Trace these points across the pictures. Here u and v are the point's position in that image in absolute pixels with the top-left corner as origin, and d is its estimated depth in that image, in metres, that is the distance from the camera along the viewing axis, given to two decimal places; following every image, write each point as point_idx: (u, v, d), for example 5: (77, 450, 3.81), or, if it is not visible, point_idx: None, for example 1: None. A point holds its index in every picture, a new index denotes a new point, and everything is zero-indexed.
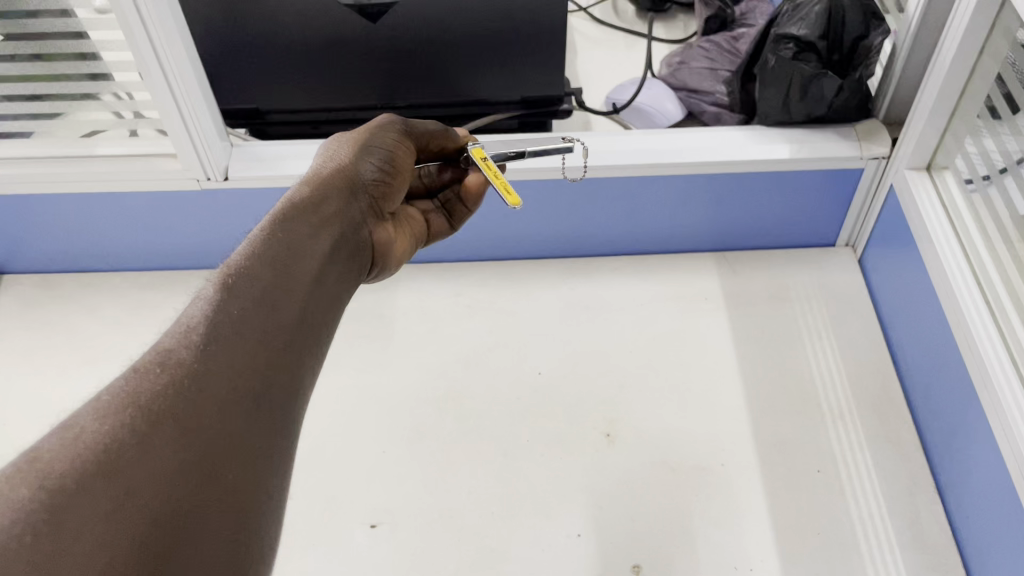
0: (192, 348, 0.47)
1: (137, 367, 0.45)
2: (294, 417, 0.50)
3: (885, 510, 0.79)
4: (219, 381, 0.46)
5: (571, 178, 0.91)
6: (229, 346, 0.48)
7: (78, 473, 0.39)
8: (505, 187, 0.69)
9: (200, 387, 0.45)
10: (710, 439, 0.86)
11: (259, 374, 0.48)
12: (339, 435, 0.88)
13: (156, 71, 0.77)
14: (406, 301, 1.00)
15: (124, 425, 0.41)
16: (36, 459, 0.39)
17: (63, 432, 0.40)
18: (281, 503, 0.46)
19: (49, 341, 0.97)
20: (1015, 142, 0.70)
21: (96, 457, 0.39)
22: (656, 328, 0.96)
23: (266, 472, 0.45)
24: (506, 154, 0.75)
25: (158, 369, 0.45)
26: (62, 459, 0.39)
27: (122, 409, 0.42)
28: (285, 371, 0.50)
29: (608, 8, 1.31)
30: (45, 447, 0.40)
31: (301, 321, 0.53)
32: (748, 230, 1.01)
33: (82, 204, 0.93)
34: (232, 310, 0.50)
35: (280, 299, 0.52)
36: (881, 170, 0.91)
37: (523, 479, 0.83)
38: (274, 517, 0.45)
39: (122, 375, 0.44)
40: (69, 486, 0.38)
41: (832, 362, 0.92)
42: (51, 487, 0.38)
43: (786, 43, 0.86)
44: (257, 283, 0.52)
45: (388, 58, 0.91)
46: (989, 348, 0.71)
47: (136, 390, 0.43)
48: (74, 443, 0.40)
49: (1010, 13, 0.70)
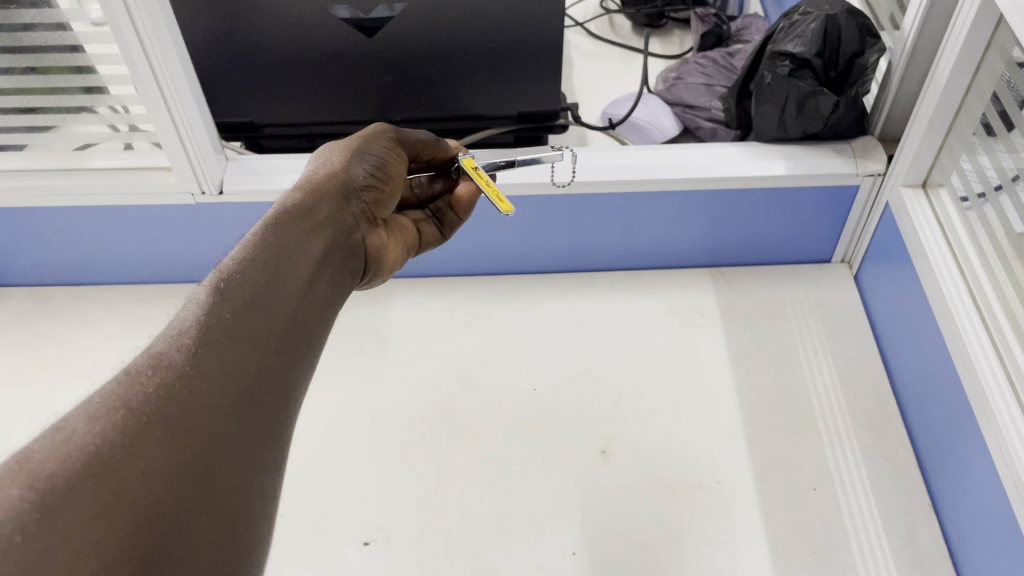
0: (183, 351, 0.46)
1: (127, 370, 0.44)
2: (285, 423, 0.50)
3: (881, 528, 0.79)
4: (209, 384, 0.46)
5: (559, 182, 0.90)
6: (219, 351, 0.47)
7: (69, 473, 0.38)
8: (497, 196, 0.69)
9: (190, 392, 0.44)
10: (706, 456, 0.85)
11: (249, 380, 0.48)
12: (333, 451, 0.87)
13: (154, 85, 0.77)
14: (401, 315, 1.00)
15: (114, 427, 0.41)
16: (27, 459, 0.38)
17: (53, 433, 0.39)
18: (268, 511, 0.46)
19: (39, 354, 0.97)
20: (1010, 159, 0.71)
21: (87, 459, 0.39)
22: (652, 343, 0.96)
23: (255, 479, 0.45)
24: (499, 163, 0.76)
25: (149, 373, 0.44)
26: (53, 460, 0.38)
27: (113, 413, 0.41)
28: (274, 378, 0.50)
29: (604, 23, 1.32)
30: (34, 448, 0.39)
31: (290, 328, 0.52)
32: (744, 246, 1.01)
33: (76, 218, 0.93)
34: (223, 314, 0.49)
35: (270, 305, 0.52)
36: (876, 187, 0.91)
37: (519, 496, 0.83)
38: (262, 522, 0.45)
39: (112, 378, 0.44)
40: (59, 486, 0.37)
41: (827, 377, 0.92)
42: (42, 487, 0.37)
43: (782, 60, 0.87)
44: (247, 287, 0.52)
45: (384, 72, 0.91)
46: (987, 366, 0.71)
47: (127, 392, 0.43)
48: (65, 445, 0.39)
49: (1005, 32, 0.70)
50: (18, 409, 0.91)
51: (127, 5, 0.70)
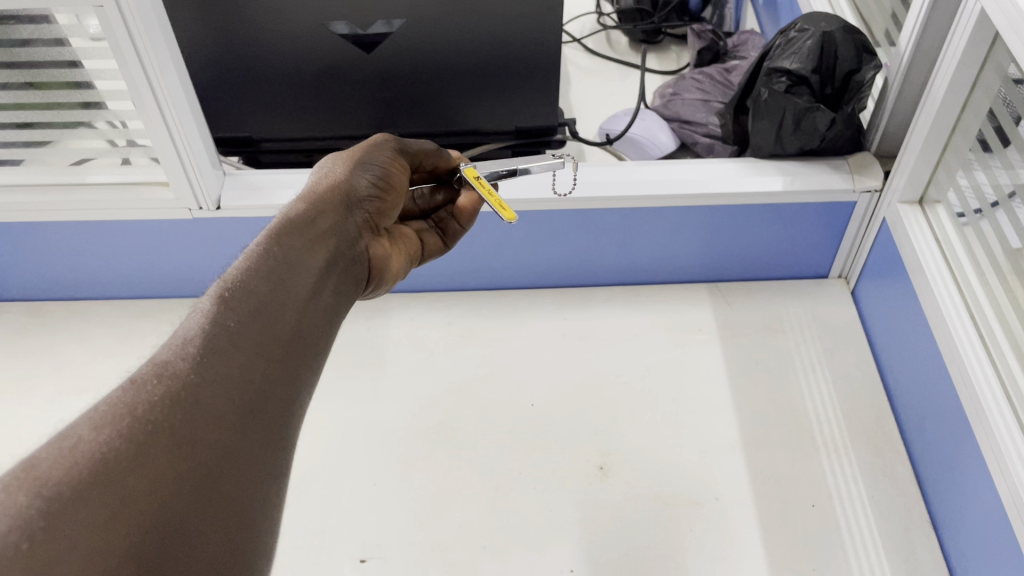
0: (188, 359, 0.46)
1: (133, 379, 0.44)
2: (290, 431, 0.50)
3: (881, 545, 0.79)
4: (214, 392, 0.45)
5: (559, 192, 0.90)
6: (224, 359, 0.47)
7: (76, 481, 0.38)
8: (501, 205, 0.70)
9: (196, 399, 0.44)
10: (705, 472, 0.85)
11: (254, 387, 0.48)
12: (330, 467, 0.87)
13: (152, 102, 0.77)
14: (398, 330, 1.00)
15: (120, 435, 0.41)
16: (33, 466, 0.38)
17: (60, 441, 0.40)
18: (273, 519, 0.46)
19: (35, 370, 0.96)
20: (1006, 175, 0.71)
21: (93, 466, 0.39)
22: (650, 358, 0.96)
23: (261, 485, 0.45)
24: (500, 173, 0.76)
25: (154, 380, 0.44)
26: (58, 468, 0.38)
27: (119, 420, 0.41)
28: (279, 385, 0.50)
29: (601, 39, 1.33)
30: (41, 455, 0.39)
31: (295, 335, 0.52)
32: (741, 262, 1.01)
33: (74, 233, 0.93)
34: (229, 323, 0.49)
35: (275, 312, 0.52)
36: (874, 203, 0.91)
37: (516, 513, 0.82)
38: (268, 530, 0.45)
39: (118, 386, 0.44)
40: (66, 493, 0.37)
41: (825, 392, 0.92)
42: (48, 495, 0.37)
43: (780, 77, 0.88)
44: (252, 295, 0.52)
45: (382, 88, 0.92)
46: (985, 383, 0.71)
47: (132, 400, 0.43)
48: (71, 452, 0.39)
49: (1000, 50, 0.70)
50: (14, 425, 0.91)
51: (126, 21, 0.70)
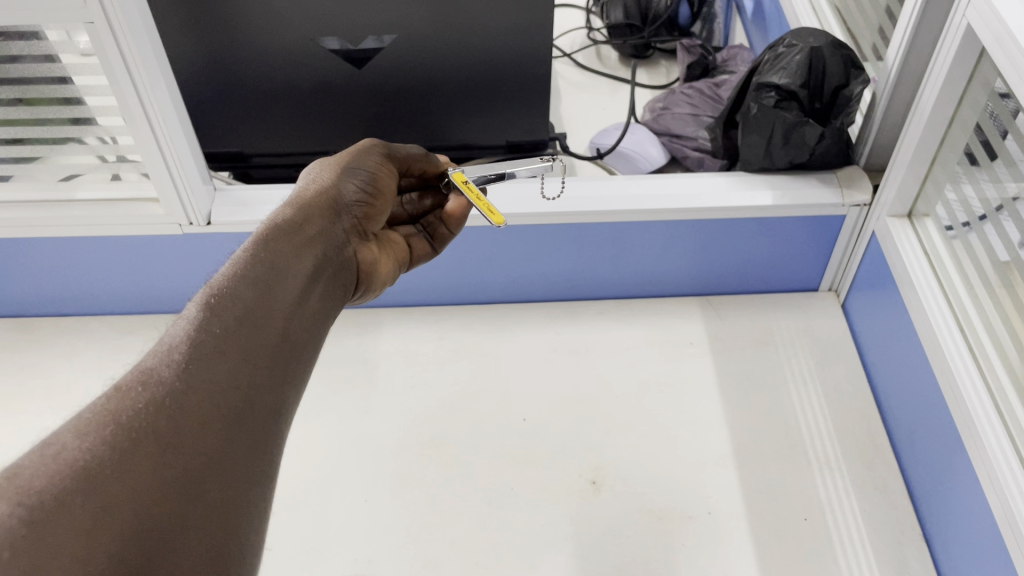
0: (174, 366, 0.46)
1: (118, 387, 0.44)
2: (278, 437, 0.49)
3: (873, 560, 0.79)
4: (199, 398, 0.45)
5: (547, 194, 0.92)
6: (210, 364, 0.47)
7: (57, 489, 0.38)
8: (488, 208, 0.70)
9: (181, 405, 0.44)
10: (699, 487, 0.85)
11: (240, 392, 0.48)
12: (320, 483, 0.87)
13: (144, 120, 0.78)
14: (390, 345, 1.00)
15: (104, 442, 0.40)
16: (16, 476, 0.38)
17: (42, 450, 0.39)
18: (261, 523, 0.45)
19: (23, 387, 0.96)
20: (994, 189, 0.71)
21: (76, 475, 0.38)
22: (643, 373, 0.96)
23: (248, 489, 0.45)
24: (489, 176, 0.76)
25: (140, 388, 0.44)
26: (41, 476, 0.38)
27: (103, 427, 0.41)
28: (267, 389, 0.49)
29: (590, 53, 1.34)
30: (24, 464, 0.38)
31: (280, 340, 0.52)
32: (732, 275, 1.01)
33: (65, 248, 0.92)
34: (214, 329, 0.49)
35: (262, 318, 0.52)
36: (863, 217, 0.91)
37: (508, 529, 0.82)
38: (256, 534, 0.45)
39: (102, 395, 0.43)
40: (48, 502, 0.37)
41: (817, 404, 0.92)
42: (31, 503, 0.37)
43: (768, 91, 0.89)
44: (239, 301, 0.52)
45: (373, 103, 0.92)
46: (976, 397, 0.72)
47: (117, 407, 0.42)
48: (55, 460, 0.39)
49: (987, 65, 0.71)
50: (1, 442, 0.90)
51: (115, 36, 0.70)
